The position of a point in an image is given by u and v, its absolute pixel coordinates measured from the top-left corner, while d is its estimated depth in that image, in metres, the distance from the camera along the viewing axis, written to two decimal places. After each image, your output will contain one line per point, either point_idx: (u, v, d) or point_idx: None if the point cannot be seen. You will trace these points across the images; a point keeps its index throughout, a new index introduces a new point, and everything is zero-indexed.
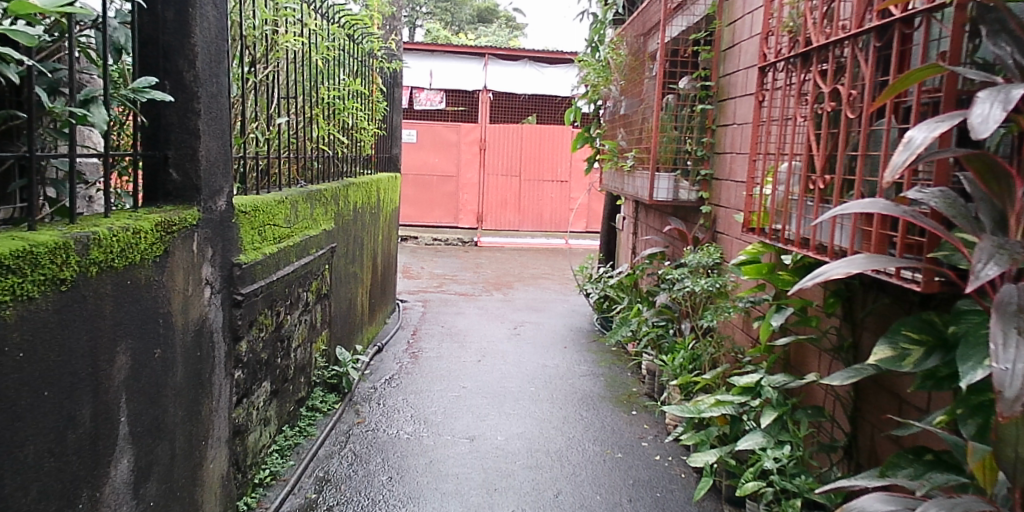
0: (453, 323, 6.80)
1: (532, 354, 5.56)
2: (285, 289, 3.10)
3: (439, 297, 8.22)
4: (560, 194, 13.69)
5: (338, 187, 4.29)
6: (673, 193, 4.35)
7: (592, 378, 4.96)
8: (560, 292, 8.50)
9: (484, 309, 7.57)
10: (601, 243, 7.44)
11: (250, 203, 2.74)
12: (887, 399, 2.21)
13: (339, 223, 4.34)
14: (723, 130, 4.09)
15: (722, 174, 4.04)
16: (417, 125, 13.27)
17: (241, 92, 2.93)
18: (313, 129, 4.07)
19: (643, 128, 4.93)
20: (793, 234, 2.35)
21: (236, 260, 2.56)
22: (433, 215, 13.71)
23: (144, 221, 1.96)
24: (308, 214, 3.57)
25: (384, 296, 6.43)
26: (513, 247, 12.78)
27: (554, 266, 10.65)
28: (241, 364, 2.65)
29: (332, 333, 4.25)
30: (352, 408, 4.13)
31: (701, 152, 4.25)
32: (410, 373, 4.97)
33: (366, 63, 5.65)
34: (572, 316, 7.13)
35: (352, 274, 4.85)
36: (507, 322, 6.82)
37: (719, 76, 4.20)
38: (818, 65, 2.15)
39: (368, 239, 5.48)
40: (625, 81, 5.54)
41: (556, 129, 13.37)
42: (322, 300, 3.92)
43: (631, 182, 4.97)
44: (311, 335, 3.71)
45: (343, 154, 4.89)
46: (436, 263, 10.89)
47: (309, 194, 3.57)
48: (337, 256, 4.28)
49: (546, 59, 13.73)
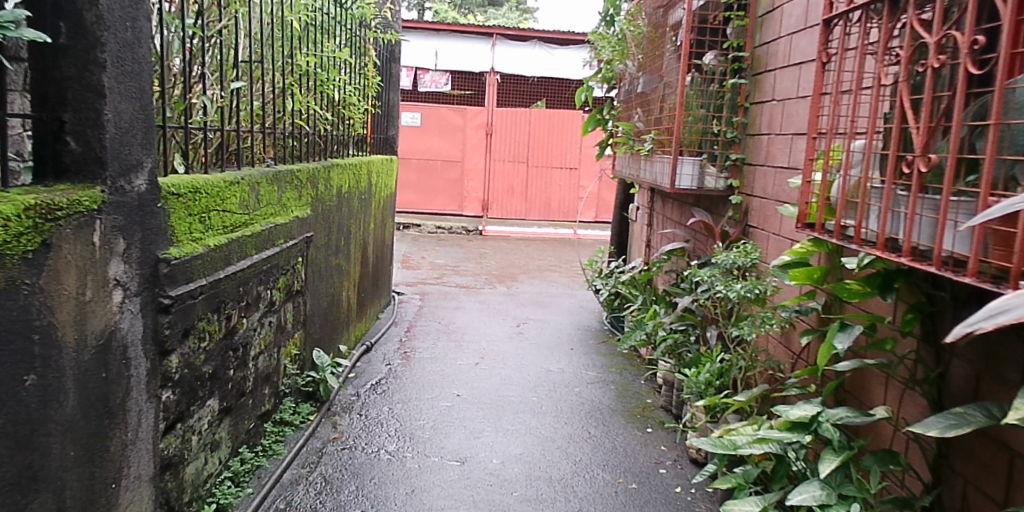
0: (451, 320, 6.30)
1: (535, 357, 5.06)
2: (238, 287, 2.61)
3: (439, 289, 7.72)
4: (569, 182, 13.14)
5: (317, 168, 3.78)
6: (698, 181, 3.82)
7: (601, 386, 4.45)
8: (567, 286, 7.98)
9: (485, 304, 7.07)
10: (612, 235, 6.91)
11: (188, 184, 2.23)
12: (994, 452, 1.70)
13: (319, 209, 3.83)
14: (758, 108, 3.56)
15: (756, 159, 3.51)
16: (421, 108, 12.72)
17: (184, 48, 2.41)
18: (288, 101, 3.56)
19: (663, 107, 4.39)
20: (872, 233, 1.82)
21: (163, 254, 2.06)
22: (436, 202, 13.19)
23: (6, 205, 1.45)
24: (274, 198, 3.07)
25: (377, 289, 5.93)
26: (520, 237, 12.24)
27: (561, 258, 10.13)
28: (172, 383, 2.15)
29: (310, 334, 3.76)
30: (329, 420, 3.63)
31: (731, 134, 3.72)
32: (399, 378, 4.47)
33: (358, 33, 5.13)
34: (579, 313, 6.62)
35: (335, 266, 4.34)
36: (510, 319, 6.32)
37: (754, 47, 3.66)
38: (916, 9, 1.61)
39: (357, 227, 4.97)
40: (643, 56, 5.00)
41: (566, 114, 12.80)
42: (294, 298, 3.42)
43: (649, 168, 4.44)
44: (279, 340, 3.21)
45: (328, 132, 4.37)
46: (438, 252, 10.38)
47: (275, 175, 3.06)
48: (315, 247, 3.78)
49: (556, 41, 13.15)
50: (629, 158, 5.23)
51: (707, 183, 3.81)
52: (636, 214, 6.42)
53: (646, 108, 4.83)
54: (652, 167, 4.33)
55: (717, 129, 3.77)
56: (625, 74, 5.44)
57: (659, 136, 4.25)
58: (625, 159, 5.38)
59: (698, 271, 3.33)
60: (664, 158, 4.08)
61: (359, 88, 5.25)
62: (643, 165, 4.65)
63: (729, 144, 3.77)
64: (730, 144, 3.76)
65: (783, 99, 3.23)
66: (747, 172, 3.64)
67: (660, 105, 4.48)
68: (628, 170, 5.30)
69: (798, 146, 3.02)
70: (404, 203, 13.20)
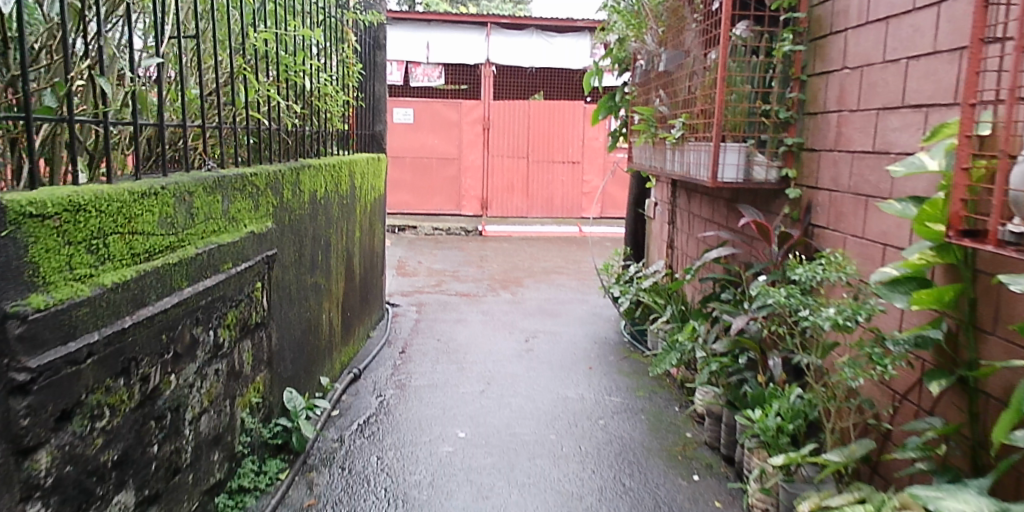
0: (451, 335, 5.63)
1: (549, 380, 4.38)
2: (160, 336, 1.94)
3: (438, 299, 7.05)
4: (571, 177, 12.47)
5: (281, 171, 3.11)
6: (744, 171, 3.14)
7: (628, 416, 3.78)
8: (577, 291, 7.31)
9: (489, 314, 6.40)
10: (626, 234, 6.25)
11: (62, 201, 1.55)
12: None
13: (285, 219, 3.16)
14: (820, 80, 2.89)
15: (821, 143, 2.85)
16: (414, 103, 12.04)
17: (61, 10, 1.73)
18: (239, 88, 2.87)
19: (695, 85, 3.72)
20: None
21: (11, 307, 1.38)
22: (433, 202, 12.51)
23: None
24: (218, 211, 2.40)
25: (366, 304, 5.25)
26: (522, 236, 11.57)
27: (568, 258, 9.46)
28: (41, 491, 1.48)
29: (279, 373, 3.08)
30: (304, 478, 2.94)
31: (786, 114, 3.05)
32: (391, 414, 3.80)
33: (332, 12, 4.44)
34: (594, 323, 5.95)
35: (313, 286, 3.67)
36: (517, 332, 5.65)
37: (813, 5, 2.99)
38: None
39: (339, 237, 4.30)
40: (663, 29, 4.32)
41: (567, 104, 12.13)
42: (254, 333, 2.76)
43: (679, 159, 3.75)
44: (232, 389, 2.54)
45: (297, 125, 3.69)
46: (436, 256, 9.70)
47: (218, 182, 2.39)
48: (281, 264, 3.10)
49: (554, 28, 12.43)
50: (650, 149, 4.53)
51: (756, 173, 3.13)
52: (656, 211, 5.74)
53: (670, 88, 4.14)
54: (683, 157, 3.65)
55: (764, 107, 3.10)
56: (641, 52, 4.75)
57: (691, 120, 3.56)
58: (645, 148, 4.70)
59: (758, 284, 2.70)
60: (699, 145, 3.40)
61: (337, 77, 4.57)
62: (670, 155, 3.97)
63: (781, 125, 3.10)
64: (784, 126, 3.09)
65: (860, 65, 2.56)
66: (808, 159, 2.98)
67: (689, 83, 3.80)
68: (649, 164, 4.62)
69: (890, 125, 2.36)
70: (399, 204, 12.52)
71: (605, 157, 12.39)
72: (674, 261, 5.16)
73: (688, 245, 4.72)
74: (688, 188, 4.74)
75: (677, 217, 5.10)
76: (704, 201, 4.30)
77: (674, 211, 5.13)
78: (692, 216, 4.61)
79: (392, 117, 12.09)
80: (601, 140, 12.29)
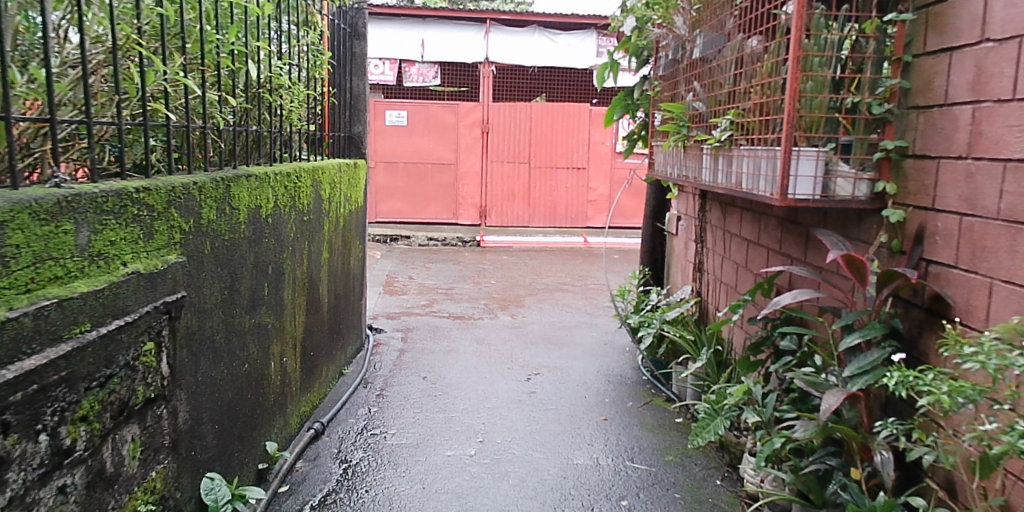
0: (440, 371, 4.83)
1: (555, 438, 3.57)
2: None
3: (427, 322, 6.24)
4: (576, 183, 11.68)
5: (198, 182, 2.31)
6: (822, 185, 2.33)
7: (658, 495, 2.97)
8: (584, 314, 6.51)
9: (486, 342, 5.60)
10: (642, 252, 5.46)
11: None
12: None
13: (206, 247, 2.36)
14: (937, 61, 2.10)
15: (942, 148, 2.06)
16: (408, 105, 11.26)
17: None
18: (135, 70, 2.08)
19: (743, 74, 2.92)
20: None
21: None
22: (428, 210, 11.70)
23: None
24: (67, 247, 1.60)
25: (338, 337, 4.45)
26: (523, 248, 10.76)
27: (573, 273, 8.65)
28: None
29: (191, 457, 2.27)
30: None
31: (880, 109, 2.25)
32: (356, 491, 2.98)
33: None
34: (606, 355, 5.14)
35: (254, 329, 2.88)
36: (517, 368, 4.84)
37: None
38: None
39: (298, 263, 3.49)
40: (697, 8, 3.53)
41: (572, 106, 11.35)
42: (143, 414, 1.95)
43: (723, 167, 2.95)
44: (96, 506, 1.74)
45: (236, 122, 2.90)
46: (430, 270, 8.89)
47: (65, 203, 1.59)
48: (198, 309, 2.30)
49: (559, 25, 11.64)
50: (679, 156, 3.73)
51: (838, 188, 2.32)
52: (679, 226, 4.96)
53: (707, 79, 3.34)
54: (731, 166, 2.85)
55: (847, 98, 2.30)
56: (666, 38, 3.97)
57: (742, 118, 2.77)
58: (672, 153, 3.89)
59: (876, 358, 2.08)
60: (755, 150, 2.61)
61: (300, 67, 3.78)
62: (710, 163, 3.17)
63: (873, 124, 2.30)
64: (877, 125, 2.30)
65: (1018, 34, 1.80)
66: (915, 170, 2.18)
67: (735, 71, 3.00)
68: (676, 172, 3.82)
69: None
70: (391, 212, 11.69)
71: (612, 163, 11.63)
72: (703, 286, 4.37)
73: (726, 269, 3.93)
74: (725, 200, 3.95)
75: (708, 234, 4.32)
76: (755, 219, 3.50)
77: (706, 225, 4.35)
78: (734, 235, 3.82)
79: (384, 119, 11.31)
80: (608, 145, 11.54)
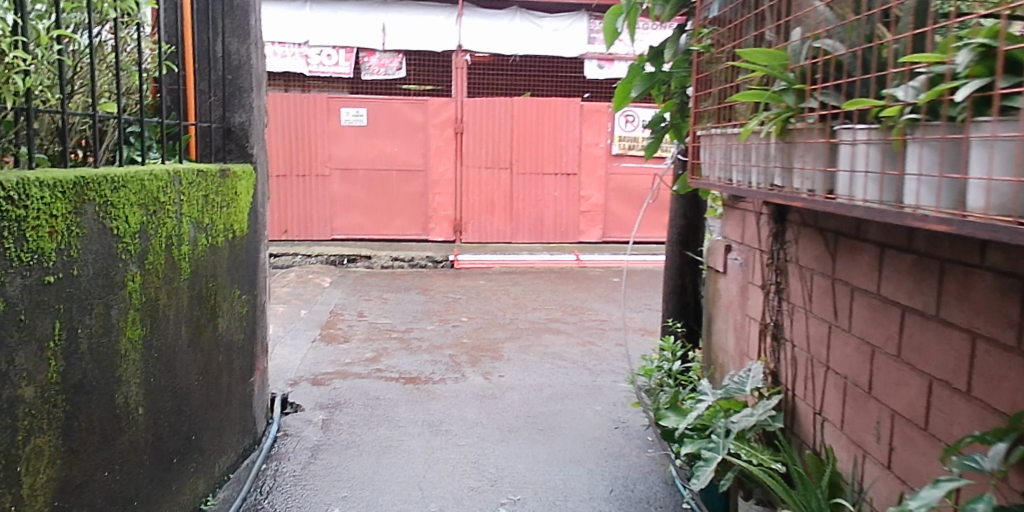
0: (364, 492, 3.10)
1: None
2: None
3: (365, 390, 4.49)
4: (565, 191, 9.99)
5: None
6: None
7: None
8: (582, 373, 4.80)
9: (442, 426, 3.87)
10: (667, 293, 3.84)
11: None
12: None
13: None
14: None
15: None
16: (367, 101, 9.56)
17: None
18: None
19: None
20: None
21: None
22: (394, 224, 9.94)
23: None
24: None
25: (186, 459, 2.70)
26: (504, 268, 9.04)
27: (563, 305, 6.96)
28: None
29: None
30: None
31: None
32: None
33: None
34: (620, 456, 3.41)
35: None
36: (483, 487, 3.11)
37: None
38: None
39: (27, 371, 1.73)
40: None
41: (560, 101, 9.69)
42: None
43: (933, 170, 1.26)
44: None
45: None
46: (387, 301, 7.14)
47: None
48: None
49: (543, 8, 9.97)
50: (768, 151, 2.02)
51: None
52: (728, 258, 3.26)
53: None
54: (975, 170, 1.15)
55: None
56: None
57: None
58: (745, 149, 2.20)
59: None
60: None
61: None
62: (874, 161, 1.47)
63: None
64: None
65: None
66: None
67: None
68: (756, 180, 2.11)
69: None
70: (349, 227, 9.90)
71: (606, 167, 9.96)
72: (782, 363, 2.68)
73: (844, 345, 2.23)
74: (841, 223, 2.26)
75: (794, 278, 2.62)
76: (927, 269, 1.81)
77: (790, 263, 2.65)
78: (864, 285, 2.12)
79: (340, 118, 9.59)
80: (602, 147, 9.88)
